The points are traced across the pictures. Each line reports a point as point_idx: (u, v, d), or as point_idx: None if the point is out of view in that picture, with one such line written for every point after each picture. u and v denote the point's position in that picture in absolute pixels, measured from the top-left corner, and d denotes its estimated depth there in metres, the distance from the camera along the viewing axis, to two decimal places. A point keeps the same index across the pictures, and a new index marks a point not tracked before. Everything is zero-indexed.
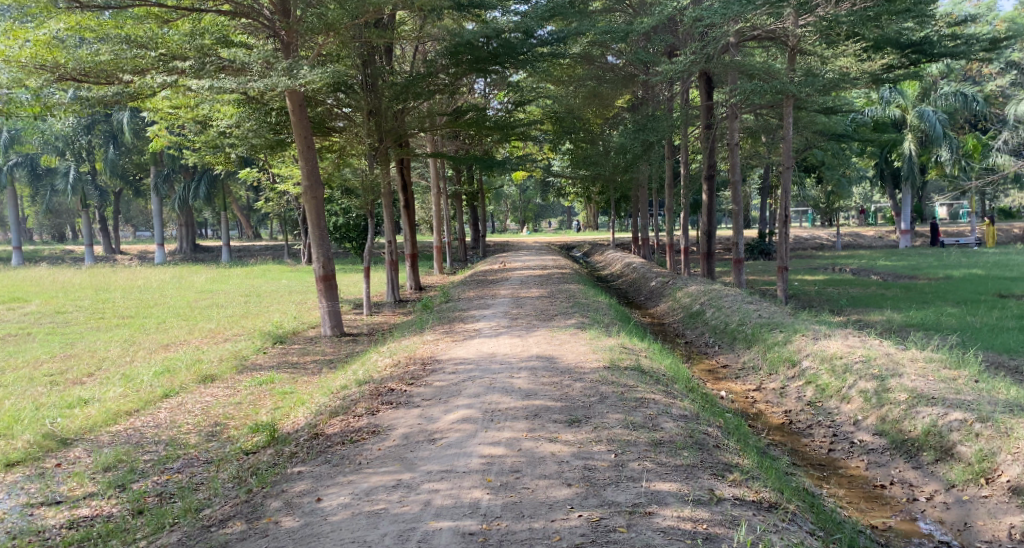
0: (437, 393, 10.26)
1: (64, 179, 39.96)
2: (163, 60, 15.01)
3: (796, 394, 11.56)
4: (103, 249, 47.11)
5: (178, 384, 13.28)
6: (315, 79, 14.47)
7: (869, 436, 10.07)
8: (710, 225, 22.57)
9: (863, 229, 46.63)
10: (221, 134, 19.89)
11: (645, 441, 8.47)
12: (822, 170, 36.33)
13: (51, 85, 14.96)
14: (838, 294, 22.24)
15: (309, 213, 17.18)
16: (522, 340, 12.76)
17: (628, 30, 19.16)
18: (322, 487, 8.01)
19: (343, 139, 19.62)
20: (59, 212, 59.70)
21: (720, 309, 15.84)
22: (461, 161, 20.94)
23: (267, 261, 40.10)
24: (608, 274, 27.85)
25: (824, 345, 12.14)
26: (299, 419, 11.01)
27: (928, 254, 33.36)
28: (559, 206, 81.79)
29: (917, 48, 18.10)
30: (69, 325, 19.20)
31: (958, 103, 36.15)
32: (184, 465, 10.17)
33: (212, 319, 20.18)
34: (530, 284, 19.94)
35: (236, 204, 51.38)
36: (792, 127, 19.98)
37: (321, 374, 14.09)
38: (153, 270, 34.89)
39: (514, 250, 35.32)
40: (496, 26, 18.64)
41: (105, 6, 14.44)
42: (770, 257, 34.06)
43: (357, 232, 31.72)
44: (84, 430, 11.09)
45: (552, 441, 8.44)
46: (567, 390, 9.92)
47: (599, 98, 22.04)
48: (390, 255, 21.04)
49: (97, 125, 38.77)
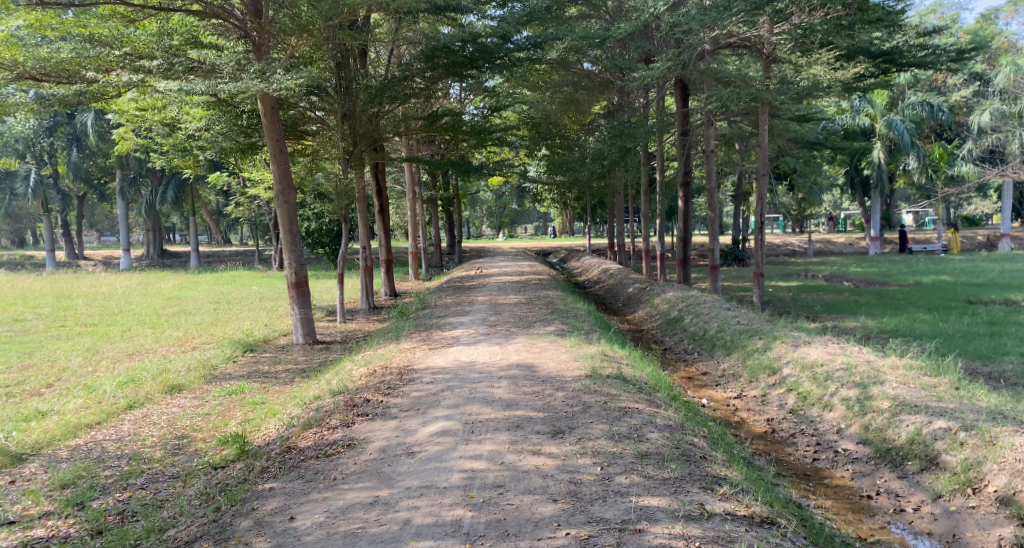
0: (415, 403, 9.99)
1: (26, 183, 39.17)
2: (128, 59, 14.59)
3: (778, 402, 11.43)
4: (67, 255, 46.11)
5: (142, 395, 12.86)
6: (289, 84, 14.16)
7: (853, 445, 9.95)
8: (686, 231, 22.47)
9: (833, 236, 47.01)
10: (190, 137, 19.48)
11: (631, 453, 8.26)
12: (794, 177, 36.45)
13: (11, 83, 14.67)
14: (812, 300, 22.26)
15: (281, 219, 16.77)
16: (501, 348, 12.51)
17: (605, 36, 18.92)
18: (295, 504, 7.69)
19: (315, 142, 19.35)
20: (21, 217, 58.39)
21: (698, 315, 15.71)
22: (436, 166, 20.71)
23: (238, 267, 39.46)
24: (585, 280, 27.68)
25: (804, 352, 12.03)
26: (270, 431, 10.69)
27: (898, 261, 33.55)
28: (534, 212, 81.69)
29: (886, 58, 17.85)
30: (30, 334, 18.66)
31: (924, 113, 36.82)
32: (148, 481, 9.80)
33: (179, 327, 19.70)
34: (508, 290, 19.68)
35: (206, 209, 50.66)
36: (767, 133, 19.94)
37: (293, 383, 13.73)
38: (119, 277, 34.17)
39: (489, 257, 35.04)
40: (472, 30, 18.47)
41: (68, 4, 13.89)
42: (744, 263, 34.14)
43: (330, 238, 31.29)
44: (41, 445, 10.70)
45: (535, 454, 8.20)
46: (549, 399, 9.69)
47: (575, 104, 21.86)
48: (365, 261, 20.65)
49: (60, 128, 37.98)
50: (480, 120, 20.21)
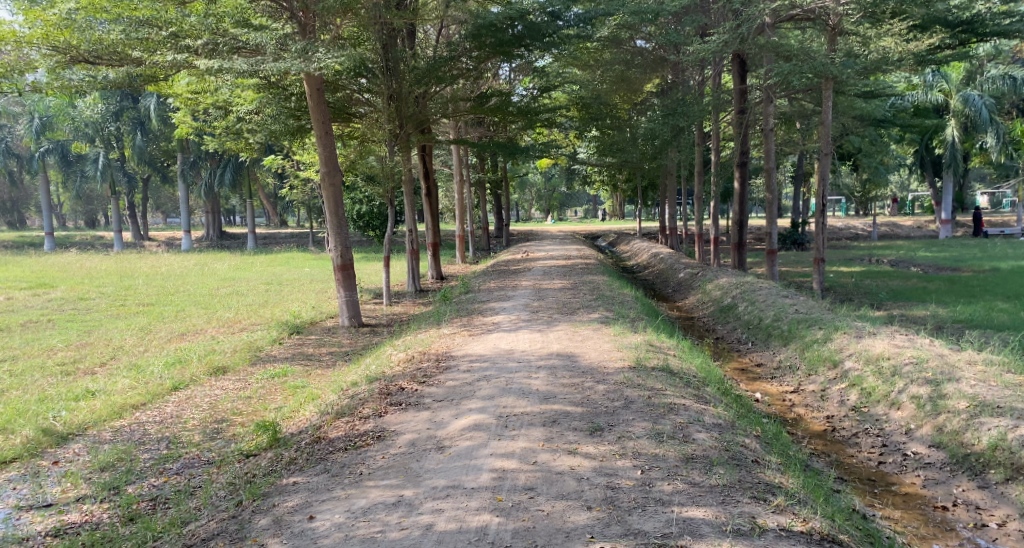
0: (449, 393, 9.56)
1: (94, 165, 40.00)
2: (175, 38, 14.26)
3: (839, 398, 10.72)
4: (132, 235, 46.94)
5: (188, 376, 12.71)
6: (333, 63, 13.76)
7: (924, 448, 9.23)
8: (742, 215, 21.56)
9: (901, 219, 45.26)
10: (242, 120, 19.30)
11: (675, 455, 7.70)
12: (858, 157, 35.08)
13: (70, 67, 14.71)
14: (876, 287, 21.21)
15: (327, 200, 16.38)
16: (542, 336, 12.01)
17: (658, 10, 18.47)
18: (317, 502, 7.35)
19: (363, 125, 18.96)
20: (90, 198, 59.89)
21: (753, 303, 14.96)
22: (484, 148, 20.17)
23: (292, 249, 39.63)
24: (634, 264, 26.99)
25: (868, 344, 11.25)
26: (305, 418, 10.38)
27: (971, 246, 31.90)
28: (585, 195, 80.55)
29: (964, 27, 16.77)
30: (90, 312, 18.79)
31: (1006, 87, 34.76)
32: (183, 465, 9.58)
33: (230, 308, 19.64)
34: (553, 275, 19.07)
35: (263, 191, 51.11)
36: (831, 111, 18.92)
37: (335, 367, 13.45)
38: (178, 257, 34.55)
39: (539, 240, 34.45)
40: (520, 7, 17.89)
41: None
42: (803, 247, 33.01)
43: (380, 221, 31.10)
44: (87, 425, 10.56)
45: (571, 454, 7.70)
46: (588, 393, 9.16)
47: (627, 83, 21.12)
48: (412, 244, 20.23)
49: (125, 112, 38.43)
50: (529, 101, 19.59)
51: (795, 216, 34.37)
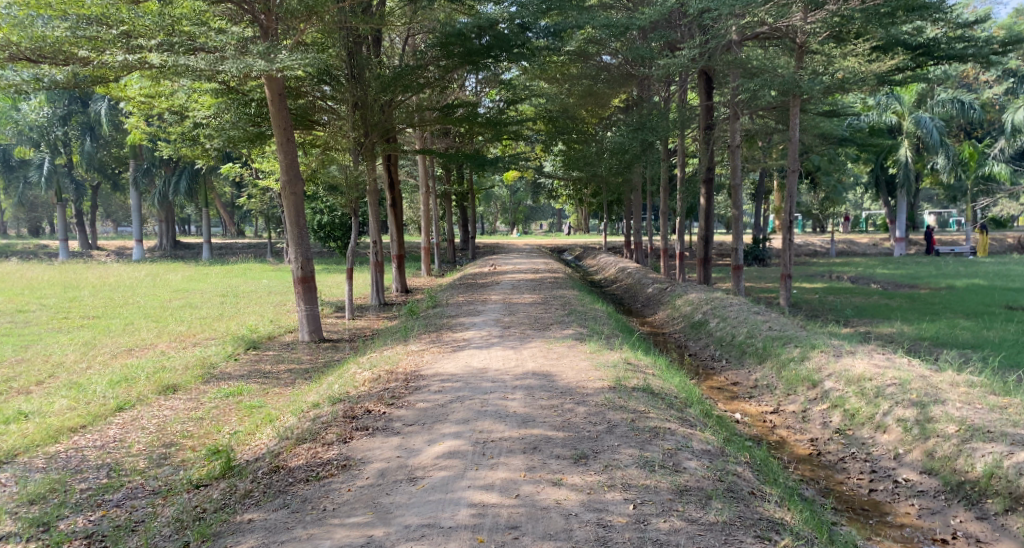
0: (420, 416, 9.00)
1: (39, 171, 38.52)
2: (126, 36, 13.48)
3: (821, 420, 10.38)
4: (80, 245, 45.30)
5: (134, 395, 11.92)
6: (295, 65, 13.14)
7: (915, 475, 8.95)
8: (708, 230, 21.29)
9: (857, 236, 45.70)
10: (199, 127, 18.49)
11: (668, 488, 7.30)
12: (817, 175, 35.32)
13: (10, 65, 13.75)
14: (841, 303, 21.13)
15: (288, 210, 15.67)
16: (516, 353, 11.52)
17: (628, 25, 17.99)
18: (275, 543, 6.78)
19: (326, 133, 18.32)
20: (35, 204, 57.94)
21: (725, 319, 14.62)
22: (450, 160, 19.66)
23: (249, 260, 38.57)
24: (600, 278, 26.64)
25: (849, 363, 10.90)
26: (261, 444, 9.73)
27: (925, 263, 32.18)
28: (548, 208, 80.13)
29: (923, 50, 16.69)
30: (30, 326, 17.80)
31: (954, 110, 35.58)
32: (125, 496, 8.91)
33: (183, 322, 18.79)
34: (521, 289, 18.61)
35: (219, 201, 49.81)
36: (798, 127, 18.66)
37: (294, 386, 12.75)
38: (129, 267, 33.32)
39: (502, 253, 33.88)
40: (489, 17, 17.46)
41: None
42: (765, 263, 33.02)
43: (342, 232, 30.37)
44: (17, 451, 9.82)
45: (556, 486, 7.25)
46: (569, 416, 8.67)
47: (593, 97, 20.78)
48: (376, 256, 19.56)
49: (74, 116, 37.26)
50: (496, 112, 19.12)
51: (757, 232, 34.34)
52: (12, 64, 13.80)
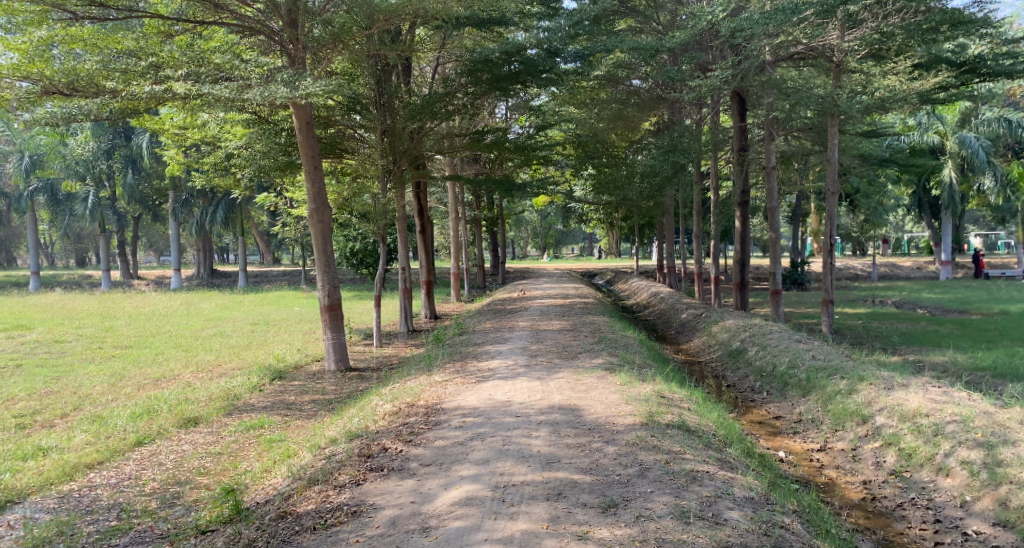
0: (438, 456, 8.42)
1: (83, 204, 38.77)
2: (154, 68, 13.13)
3: (874, 459, 9.65)
4: (121, 274, 45.64)
5: (155, 429, 11.50)
6: (319, 92, 12.62)
7: (988, 527, 8.23)
8: (744, 253, 20.50)
9: (900, 259, 44.51)
10: (230, 156, 18.18)
11: (707, 543, 6.66)
12: (857, 198, 34.32)
13: (45, 101, 13.29)
14: (887, 330, 20.21)
15: (314, 237, 15.14)
16: (543, 384, 10.91)
17: (658, 47, 17.47)
18: None
19: (356, 162, 17.88)
20: (81, 235, 58.74)
21: (764, 347, 13.86)
22: (479, 186, 19.19)
23: (283, 287, 38.47)
24: (633, 303, 25.95)
25: (902, 397, 10.11)
26: (276, 483, 9.23)
27: (974, 287, 30.94)
28: (581, 232, 79.59)
29: (968, 67, 15.87)
30: (63, 356, 17.58)
31: (1000, 129, 34.26)
32: (132, 541, 8.44)
33: (211, 351, 18.46)
34: (551, 316, 18.01)
35: (255, 229, 50.00)
36: (837, 148, 17.84)
37: (317, 418, 12.26)
38: (164, 296, 33.27)
39: (535, 278, 33.34)
40: (516, 43, 16.94)
41: (106, 17, 12.99)
42: (804, 287, 32.05)
43: (374, 258, 30.07)
44: (30, 490, 9.41)
45: (581, 540, 6.64)
46: (597, 457, 8.05)
47: (623, 121, 20.24)
48: (405, 283, 19.06)
49: (117, 150, 37.72)
50: (525, 137, 18.58)
51: (796, 255, 33.40)
52: (47, 101, 13.36)
